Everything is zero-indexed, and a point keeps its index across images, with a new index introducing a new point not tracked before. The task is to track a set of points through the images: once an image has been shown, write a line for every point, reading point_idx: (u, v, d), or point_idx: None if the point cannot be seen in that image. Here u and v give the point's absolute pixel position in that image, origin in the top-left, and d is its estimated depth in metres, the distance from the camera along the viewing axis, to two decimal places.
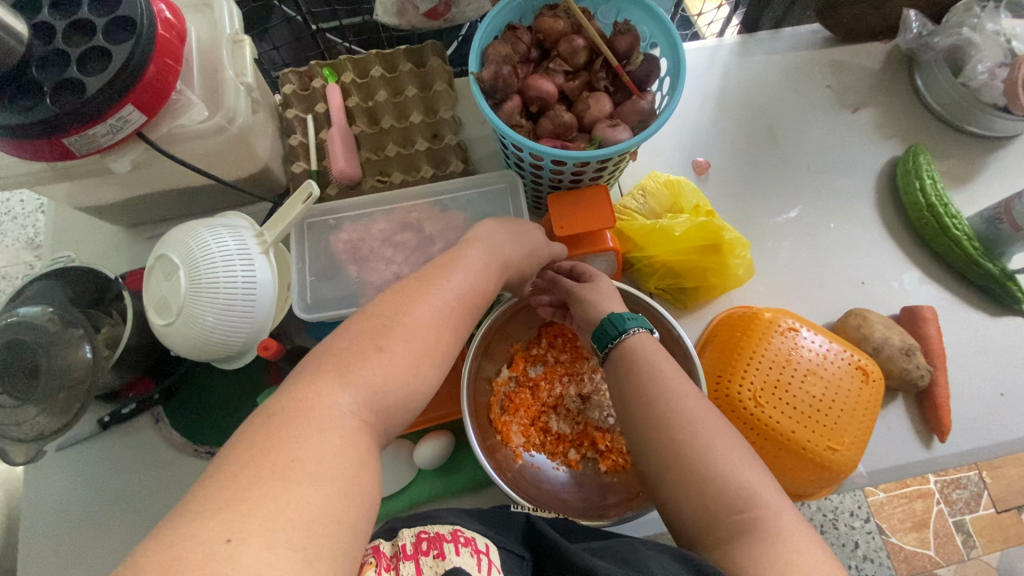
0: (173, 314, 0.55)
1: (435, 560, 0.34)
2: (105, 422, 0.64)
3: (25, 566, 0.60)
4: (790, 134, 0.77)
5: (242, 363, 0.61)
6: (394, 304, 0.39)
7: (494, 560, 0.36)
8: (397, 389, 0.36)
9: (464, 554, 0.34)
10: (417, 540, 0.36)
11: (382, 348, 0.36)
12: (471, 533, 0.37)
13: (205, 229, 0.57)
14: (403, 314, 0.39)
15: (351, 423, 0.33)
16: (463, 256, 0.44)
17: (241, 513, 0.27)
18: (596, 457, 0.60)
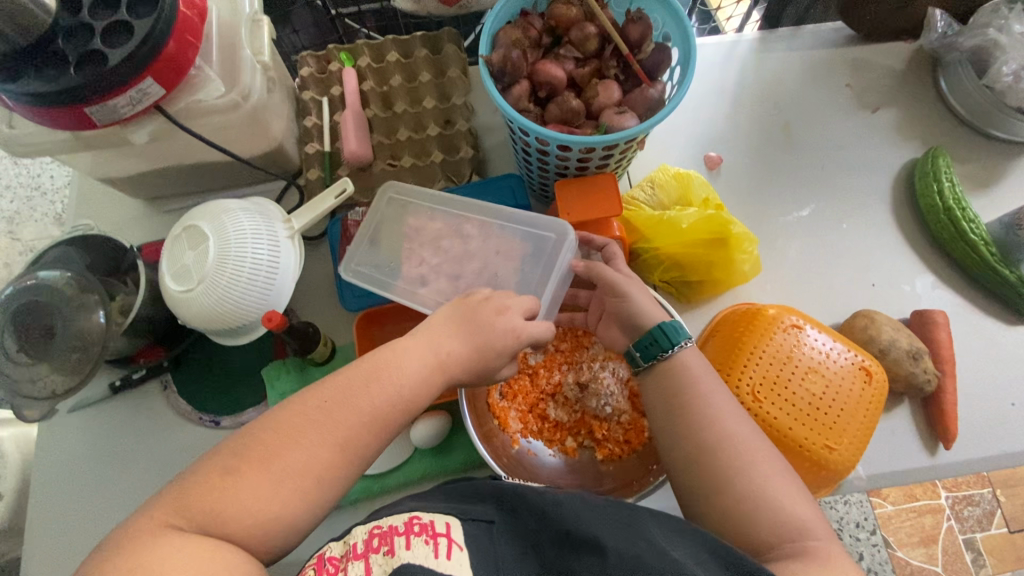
0: (195, 281, 0.57)
1: (384, 558, 0.34)
2: (117, 386, 0.66)
3: (36, 519, 0.63)
4: (806, 133, 0.76)
5: (241, 341, 0.62)
6: (276, 430, 0.38)
7: (455, 539, 0.36)
8: (253, 521, 0.35)
9: (415, 546, 0.34)
10: (369, 537, 0.36)
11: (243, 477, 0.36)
12: (428, 517, 0.37)
13: (238, 208, 0.60)
14: (278, 441, 0.38)
15: (201, 550, 0.33)
16: (377, 362, 0.42)
17: None
18: (593, 445, 0.60)
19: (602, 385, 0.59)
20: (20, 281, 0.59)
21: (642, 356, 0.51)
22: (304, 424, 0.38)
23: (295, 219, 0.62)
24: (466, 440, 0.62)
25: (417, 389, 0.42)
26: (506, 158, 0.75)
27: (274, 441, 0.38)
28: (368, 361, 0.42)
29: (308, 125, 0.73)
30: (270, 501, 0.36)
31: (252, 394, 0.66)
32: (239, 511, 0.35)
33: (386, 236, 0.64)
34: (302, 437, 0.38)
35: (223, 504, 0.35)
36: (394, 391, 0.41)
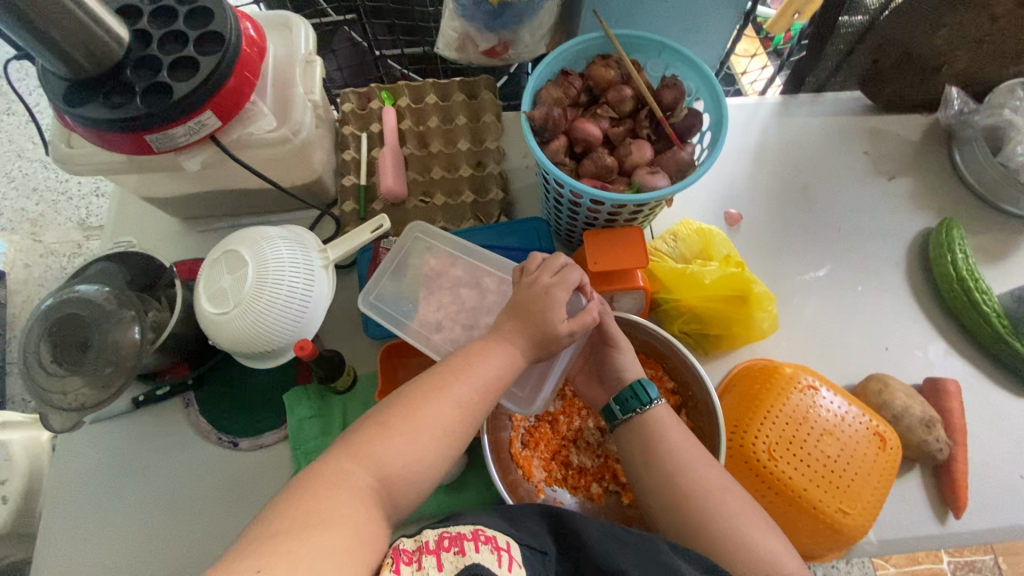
0: (231, 306, 0.58)
1: (456, 556, 0.36)
2: (139, 402, 0.67)
3: (49, 529, 0.63)
4: (824, 196, 0.79)
5: (266, 366, 0.63)
6: (415, 397, 0.46)
7: (514, 556, 0.38)
8: (405, 468, 0.43)
9: (484, 551, 0.37)
10: (440, 538, 0.37)
11: (392, 433, 0.44)
12: (490, 532, 0.39)
13: (278, 237, 0.62)
14: (406, 407, 0.45)
15: (365, 492, 0.40)
16: (485, 346, 0.50)
17: (270, 552, 0.33)
18: (618, 490, 0.60)
19: None
20: (59, 293, 0.61)
21: (619, 408, 0.54)
22: (423, 397, 0.46)
23: (330, 250, 0.64)
24: (481, 479, 0.63)
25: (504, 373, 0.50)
26: (534, 201, 0.78)
27: (404, 407, 0.46)
28: (457, 354, 0.50)
29: (346, 159, 0.76)
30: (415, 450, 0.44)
31: (273, 417, 0.67)
32: (385, 461, 0.43)
33: (412, 271, 0.66)
34: (426, 409, 0.46)
35: (372, 455, 0.42)
36: (502, 367, 0.49)
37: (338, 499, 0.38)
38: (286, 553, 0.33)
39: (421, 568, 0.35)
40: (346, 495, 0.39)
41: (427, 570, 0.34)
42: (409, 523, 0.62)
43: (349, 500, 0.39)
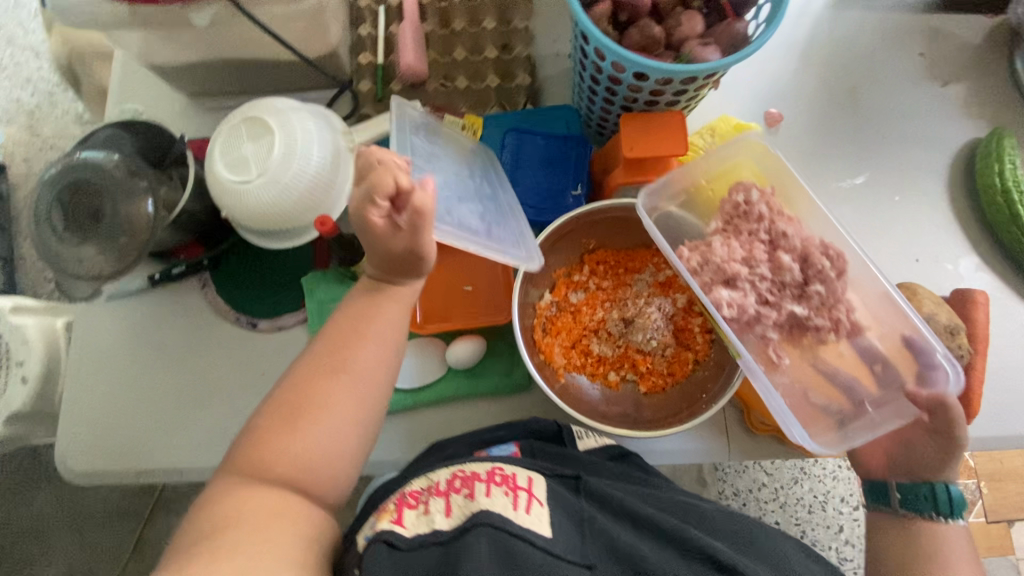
0: (253, 175, 0.56)
1: (464, 500, 0.42)
2: (155, 279, 0.66)
3: (73, 398, 0.64)
4: (871, 100, 0.74)
5: (281, 246, 0.62)
6: (324, 391, 0.46)
7: (535, 493, 0.44)
8: (325, 468, 0.45)
9: (494, 496, 0.42)
10: (452, 477, 0.45)
11: (321, 420, 0.45)
12: (508, 472, 0.46)
13: (306, 112, 0.59)
14: (304, 406, 0.45)
15: (288, 510, 0.43)
16: (370, 316, 0.49)
17: (210, 554, 0.38)
18: (635, 379, 0.63)
19: (648, 320, 0.62)
20: (66, 158, 0.58)
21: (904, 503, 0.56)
22: (296, 392, 0.46)
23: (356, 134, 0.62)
24: (500, 366, 0.64)
25: (359, 397, 0.47)
26: (562, 91, 0.73)
27: (298, 402, 0.46)
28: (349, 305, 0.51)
29: (362, 35, 0.71)
30: (344, 443, 0.46)
31: (291, 300, 0.66)
32: (285, 462, 0.44)
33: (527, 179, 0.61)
34: (323, 410, 0.45)
35: (270, 458, 0.44)
36: (379, 348, 0.49)
37: (248, 498, 0.42)
38: (224, 554, 0.38)
39: (428, 512, 0.42)
40: (261, 497, 0.42)
41: (434, 513, 0.42)
42: (429, 403, 0.63)
43: (255, 507, 0.42)
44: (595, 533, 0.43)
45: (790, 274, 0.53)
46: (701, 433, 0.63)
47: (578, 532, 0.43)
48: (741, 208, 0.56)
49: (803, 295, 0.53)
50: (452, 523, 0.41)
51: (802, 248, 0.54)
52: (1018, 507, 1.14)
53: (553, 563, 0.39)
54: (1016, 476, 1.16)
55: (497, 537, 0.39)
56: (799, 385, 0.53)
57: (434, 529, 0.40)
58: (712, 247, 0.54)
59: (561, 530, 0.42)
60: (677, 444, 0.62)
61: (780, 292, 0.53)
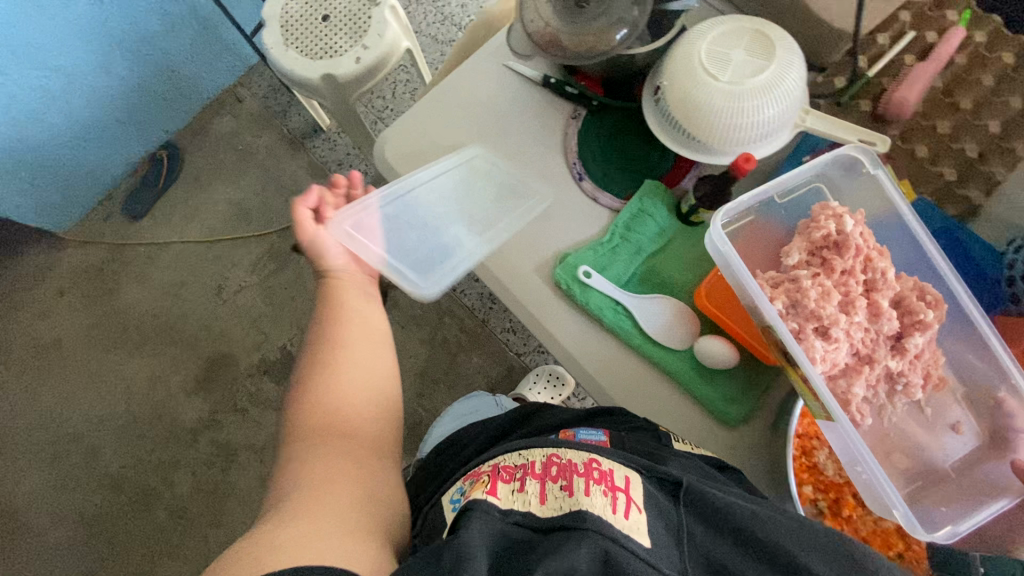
0: (725, 80, 0.56)
1: (560, 492, 0.48)
2: (548, 82, 0.69)
3: (423, 108, 0.70)
4: None
5: (665, 142, 0.63)
6: (322, 398, 0.63)
7: (632, 496, 0.47)
8: (352, 439, 0.62)
9: (594, 497, 0.46)
10: (548, 466, 0.52)
11: (339, 385, 0.64)
12: (606, 470, 0.50)
13: (801, 71, 0.57)
14: (325, 419, 0.62)
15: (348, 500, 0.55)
16: (357, 316, 0.68)
17: (302, 505, 0.52)
18: (823, 511, 0.58)
19: None
20: None
21: None
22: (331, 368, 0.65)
23: (811, 116, 0.60)
24: (728, 389, 0.61)
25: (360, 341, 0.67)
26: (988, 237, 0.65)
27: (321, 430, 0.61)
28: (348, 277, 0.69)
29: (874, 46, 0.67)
30: (355, 397, 0.64)
31: (625, 185, 0.67)
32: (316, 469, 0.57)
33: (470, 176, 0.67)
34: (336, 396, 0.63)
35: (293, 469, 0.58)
36: (368, 328, 0.68)
37: (308, 480, 0.56)
38: (308, 516, 0.50)
39: (523, 491, 0.49)
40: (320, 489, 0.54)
41: (530, 495, 0.48)
42: (648, 359, 0.63)
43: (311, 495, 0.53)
44: (694, 552, 0.45)
45: (890, 325, 0.52)
46: None
47: (677, 546, 0.45)
48: (830, 239, 0.54)
49: (899, 349, 0.53)
50: (547, 512, 0.46)
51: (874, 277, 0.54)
52: None
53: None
54: None
55: (604, 547, 0.42)
56: (877, 448, 0.55)
57: (528, 512, 0.47)
58: (805, 291, 0.52)
59: (658, 540, 0.45)
60: None
61: (880, 348, 0.53)
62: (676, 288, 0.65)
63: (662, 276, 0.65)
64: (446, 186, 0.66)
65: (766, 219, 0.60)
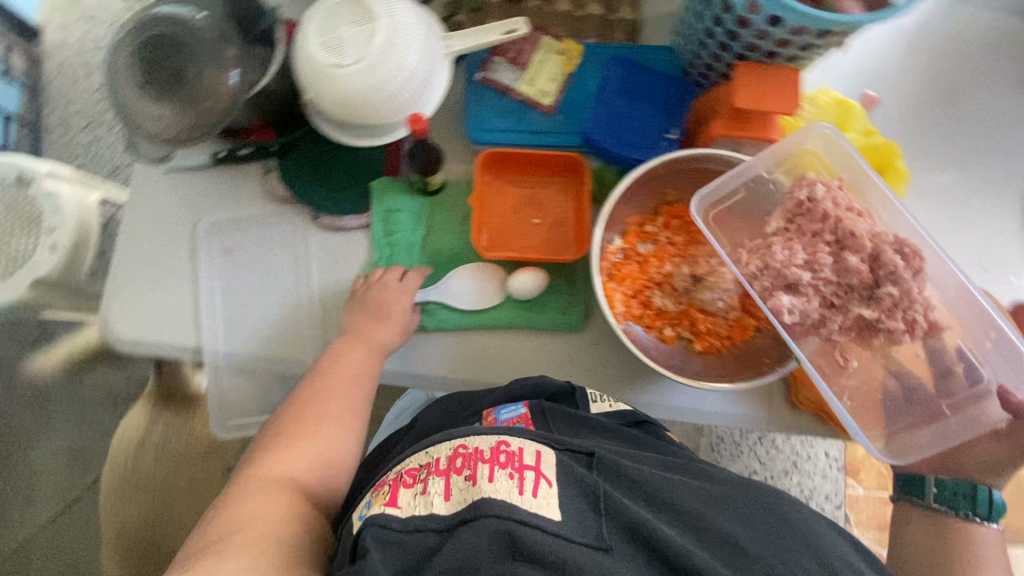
0: (350, 61, 0.54)
1: (464, 482, 0.44)
2: (220, 158, 0.63)
3: (122, 262, 0.62)
4: (966, 100, 0.72)
5: (356, 143, 0.60)
6: (305, 420, 0.53)
7: (546, 476, 0.45)
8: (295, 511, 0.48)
9: (496, 483, 0.43)
10: (452, 455, 0.47)
11: (315, 428, 0.53)
12: (516, 447, 0.47)
13: (413, 8, 0.56)
14: (318, 401, 0.54)
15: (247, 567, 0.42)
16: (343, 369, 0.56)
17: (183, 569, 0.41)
18: (690, 337, 0.63)
19: (719, 280, 0.61)
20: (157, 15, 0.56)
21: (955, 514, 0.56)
22: (330, 367, 0.56)
23: (454, 42, 0.60)
24: (556, 305, 0.63)
25: (344, 395, 0.55)
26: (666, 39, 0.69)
27: (292, 428, 0.53)
28: (347, 340, 0.58)
29: None
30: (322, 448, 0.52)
31: (355, 202, 0.64)
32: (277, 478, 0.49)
33: (242, 269, 0.63)
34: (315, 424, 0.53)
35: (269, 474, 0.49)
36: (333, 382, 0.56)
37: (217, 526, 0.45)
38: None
39: (425, 492, 0.45)
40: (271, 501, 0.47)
41: (433, 495, 0.44)
42: (478, 330, 0.63)
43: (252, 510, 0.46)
44: (609, 510, 0.44)
45: (857, 277, 0.50)
46: (746, 400, 0.63)
47: (592, 510, 0.43)
48: (804, 206, 0.54)
49: (874, 297, 0.50)
50: (451, 508, 0.43)
51: (873, 249, 0.51)
52: None
53: (564, 548, 0.40)
54: None
55: (503, 527, 0.40)
56: (869, 385, 0.53)
57: (431, 513, 0.43)
58: (772, 251, 0.52)
59: (572, 512, 0.43)
60: (714, 405, 0.63)
61: (856, 293, 0.51)
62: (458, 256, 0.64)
63: (441, 255, 0.64)
64: (231, 296, 0.62)
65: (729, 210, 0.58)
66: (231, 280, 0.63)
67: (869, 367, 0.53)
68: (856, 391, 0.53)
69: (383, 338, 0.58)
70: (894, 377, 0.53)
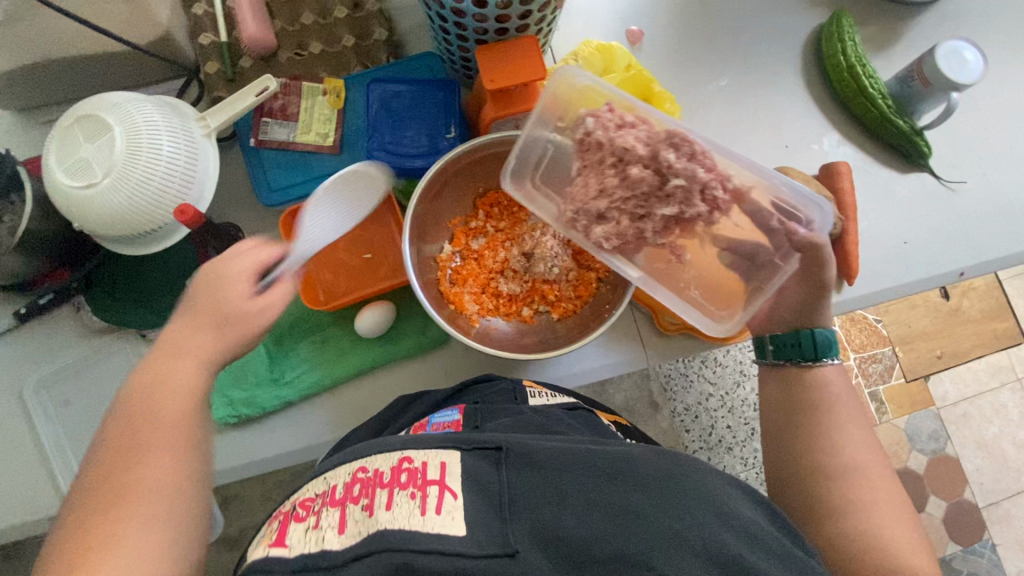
0: (99, 177, 0.52)
1: (362, 514, 0.37)
2: (21, 315, 0.60)
3: None
4: (723, 0, 0.75)
5: (151, 250, 0.59)
6: (122, 458, 0.40)
7: (450, 490, 0.39)
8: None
9: (395, 508, 0.37)
10: (351, 483, 0.40)
11: (116, 517, 0.37)
12: (419, 464, 0.40)
13: (149, 103, 0.55)
14: (137, 434, 0.41)
15: None
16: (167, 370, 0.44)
17: None
18: (548, 309, 0.64)
19: (547, 249, 0.63)
20: None
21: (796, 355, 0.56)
22: (133, 404, 0.42)
23: (210, 118, 0.59)
24: (412, 327, 0.64)
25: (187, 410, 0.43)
26: (427, 43, 0.69)
27: (116, 486, 0.38)
28: (150, 367, 0.45)
29: (199, 15, 0.64)
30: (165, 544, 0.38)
31: (178, 304, 0.62)
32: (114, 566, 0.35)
33: (72, 398, 0.61)
34: (140, 463, 0.40)
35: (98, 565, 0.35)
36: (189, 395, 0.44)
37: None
38: None
39: (318, 527, 0.37)
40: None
41: (325, 529, 0.37)
42: (346, 379, 0.62)
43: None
44: (515, 517, 0.38)
45: (646, 180, 0.49)
46: (616, 347, 0.65)
47: (496, 517, 0.38)
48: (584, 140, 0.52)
49: (666, 195, 0.49)
50: (345, 542, 0.36)
51: (650, 152, 0.49)
52: (927, 363, 1.33)
53: (462, 566, 0.35)
54: (919, 333, 1.35)
55: (397, 560, 0.34)
56: (702, 271, 0.54)
57: (323, 549, 0.35)
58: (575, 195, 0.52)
59: (476, 521, 0.37)
60: (591, 362, 0.65)
61: (651, 197, 0.50)
62: (303, 317, 0.64)
63: (285, 323, 0.63)
64: (71, 427, 0.60)
65: (536, 184, 0.56)
66: (67, 413, 0.60)
67: (705, 258, 0.54)
68: (702, 277, 0.55)
69: (233, 308, 0.47)
70: (728, 252, 0.53)
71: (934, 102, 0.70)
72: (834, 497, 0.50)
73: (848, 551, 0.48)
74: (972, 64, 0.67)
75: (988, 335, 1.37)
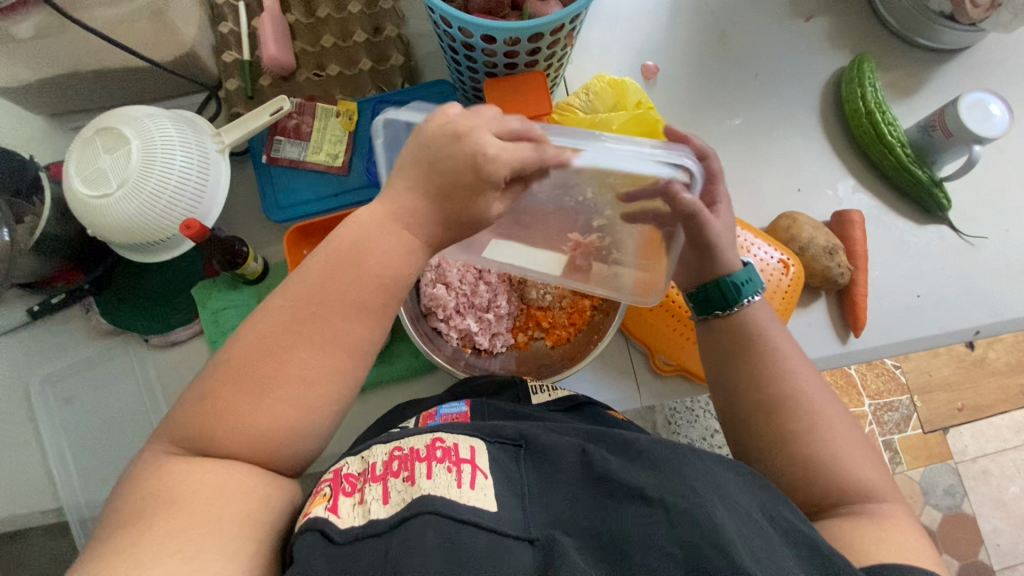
0: (112, 184, 0.54)
1: (404, 485, 0.36)
2: (34, 312, 0.61)
3: None
4: (742, 41, 0.75)
5: (159, 257, 0.61)
6: (250, 351, 0.36)
7: (479, 466, 0.37)
8: (267, 441, 0.35)
9: (436, 477, 0.36)
10: (388, 459, 0.38)
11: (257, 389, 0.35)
12: (451, 443, 0.38)
13: (162, 115, 0.57)
14: (268, 359, 0.36)
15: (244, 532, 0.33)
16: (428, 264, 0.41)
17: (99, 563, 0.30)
18: (542, 335, 0.64)
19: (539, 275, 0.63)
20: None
21: (705, 311, 0.51)
22: (303, 290, 0.37)
23: (224, 134, 0.61)
24: (407, 349, 0.64)
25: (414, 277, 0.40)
26: (443, 69, 0.70)
27: (252, 368, 0.35)
28: (311, 263, 0.38)
29: (224, 33, 0.67)
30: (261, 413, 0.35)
31: (186, 310, 0.65)
32: (238, 432, 0.35)
33: (70, 392, 0.63)
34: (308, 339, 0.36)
35: (213, 431, 0.35)
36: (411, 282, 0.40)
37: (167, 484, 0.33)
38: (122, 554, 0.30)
39: (364, 501, 0.35)
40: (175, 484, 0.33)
41: (370, 502, 0.35)
42: None
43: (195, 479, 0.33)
44: (540, 503, 0.36)
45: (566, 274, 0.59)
46: (608, 382, 0.64)
47: (521, 505, 0.35)
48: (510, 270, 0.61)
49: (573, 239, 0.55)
50: (391, 511, 0.34)
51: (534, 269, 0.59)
52: (947, 415, 1.28)
53: (495, 547, 0.33)
54: (940, 383, 1.30)
55: (440, 528, 0.33)
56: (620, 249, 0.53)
57: (371, 521, 0.34)
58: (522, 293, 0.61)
59: (505, 503, 0.35)
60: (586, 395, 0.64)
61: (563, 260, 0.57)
62: None
63: None
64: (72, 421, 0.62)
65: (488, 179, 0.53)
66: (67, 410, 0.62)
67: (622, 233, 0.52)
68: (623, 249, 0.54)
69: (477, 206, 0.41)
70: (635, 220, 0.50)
71: (955, 154, 0.67)
72: (785, 425, 0.45)
73: (804, 481, 0.43)
74: (997, 119, 0.65)
75: (1013, 391, 1.30)
